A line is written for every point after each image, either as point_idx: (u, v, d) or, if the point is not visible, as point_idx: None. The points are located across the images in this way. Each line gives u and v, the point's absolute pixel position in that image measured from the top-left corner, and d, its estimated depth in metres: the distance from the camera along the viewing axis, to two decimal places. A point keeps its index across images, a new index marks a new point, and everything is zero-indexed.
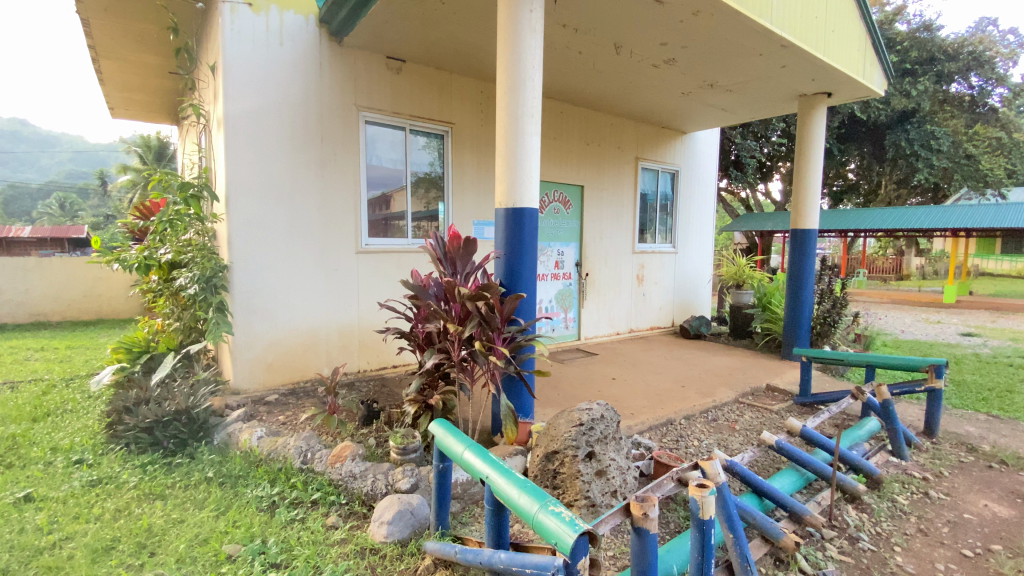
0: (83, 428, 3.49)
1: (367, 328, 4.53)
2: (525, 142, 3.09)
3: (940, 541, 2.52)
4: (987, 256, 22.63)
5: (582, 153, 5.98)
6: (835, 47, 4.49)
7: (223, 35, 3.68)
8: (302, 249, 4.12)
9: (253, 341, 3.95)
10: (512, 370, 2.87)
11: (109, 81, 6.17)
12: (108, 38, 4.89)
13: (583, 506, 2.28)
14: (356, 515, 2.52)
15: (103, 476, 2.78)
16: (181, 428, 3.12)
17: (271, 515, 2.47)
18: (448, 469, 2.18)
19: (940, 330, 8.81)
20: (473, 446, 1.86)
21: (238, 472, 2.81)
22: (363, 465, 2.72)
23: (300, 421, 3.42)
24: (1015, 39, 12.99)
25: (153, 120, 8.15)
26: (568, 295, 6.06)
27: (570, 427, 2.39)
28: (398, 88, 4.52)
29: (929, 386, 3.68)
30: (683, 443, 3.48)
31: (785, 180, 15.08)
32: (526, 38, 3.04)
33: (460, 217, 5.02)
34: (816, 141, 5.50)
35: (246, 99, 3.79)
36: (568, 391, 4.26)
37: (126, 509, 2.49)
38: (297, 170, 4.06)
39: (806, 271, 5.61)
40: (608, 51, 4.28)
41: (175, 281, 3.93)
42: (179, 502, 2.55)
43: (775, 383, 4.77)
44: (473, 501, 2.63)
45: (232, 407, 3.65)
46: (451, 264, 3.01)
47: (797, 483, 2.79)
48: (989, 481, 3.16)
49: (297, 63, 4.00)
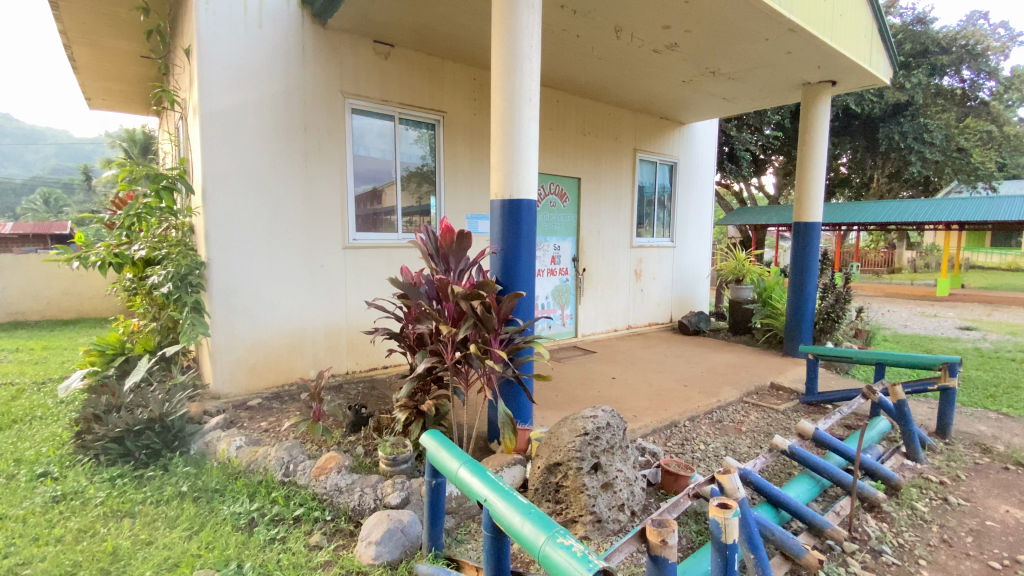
0: (51, 437, 3.26)
1: (354, 328, 4.33)
2: (523, 127, 2.89)
3: (965, 553, 2.36)
4: (976, 249, 22.71)
5: (579, 144, 5.79)
6: (843, 31, 4.31)
7: (197, 16, 3.43)
8: (285, 245, 3.90)
9: (234, 343, 3.73)
10: (510, 374, 2.68)
11: (84, 69, 5.90)
12: (79, 21, 4.61)
13: (588, 523, 2.12)
14: (342, 534, 2.32)
15: (68, 491, 2.57)
16: (154, 438, 2.90)
17: (249, 534, 2.27)
18: (441, 485, 1.96)
19: (938, 324, 8.71)
20: (468, 462, 1.65)
21: (216, 485, 2.60)
22: (350, 478, 2.54)
23: (283, 429, 3.22)
24: (1007, 31, 12.92)
25: (133, 112, 7.85)
26: (565, 291, 5.88)
27: (573, 437, 2.21)
28: (386, 74, 4.29)
29: (943, 385, 3.55)
30: (689, 447, 3.31)
31: (779, 174, 14.99)
32: (524, 15, 2.83)
33: (453, 210, 4.81)
34: (820, 132, 5.34)
35: (222, 84, 3.55)
36: (568, 392, 4.09)
37: (91, 528, 2.29)
38: (279, 161, 3.83)
39: (810, 265, 5.46)
40: (608, 34, 4.08)
41: (148, 279, 3.71)
42: (149, 520, 2.35)
43: (779, 382, 4.60)
44: (469, 516, 2.46)
45: (211, 413, 3.42)
46: (444, 260, 2.79)
47: (812, 491, 2.64)
48: (1007, 484, 3.03)
49: (277, 47, 3.76)
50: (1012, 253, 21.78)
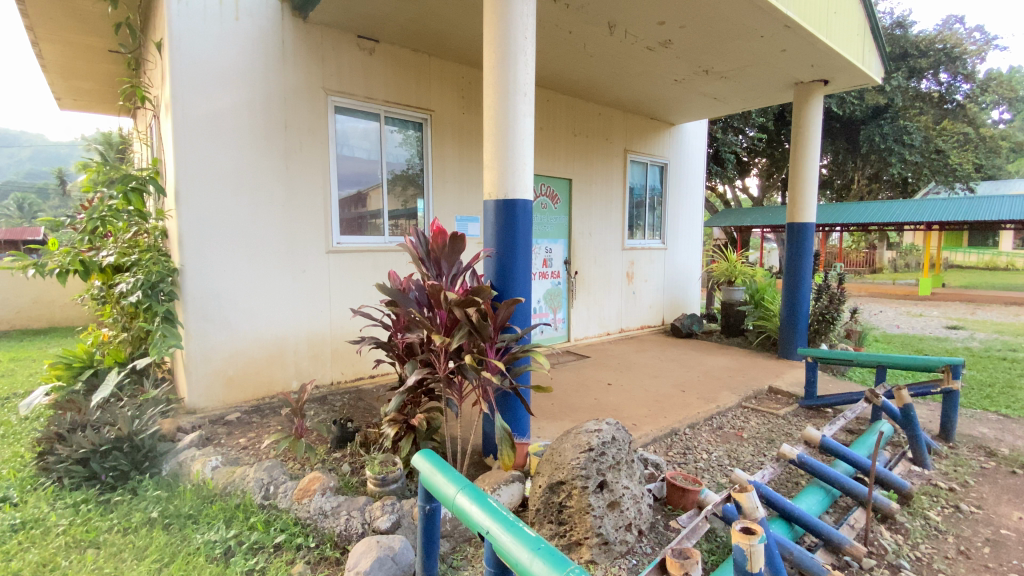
0: (12, 457, 3.02)
1: (339, 336, 4.15)
2: (517, 122, 2.74)
3: (984, 565, 2.26)
4: (954, 249, 23.18)
5: (570, 145, 5.67)
6: (837, 29, 4.25)
7: (168, 8, 3.23)
8: (265, 250, 3.71)
9: (210, 354, 3.52)
10: (507, 385, 2.53)
11: (52, 68, 5.65)
12: (45, 17, 4.38)
13: (595, 546, 1.99)
14: (328, 562, 2.15)
15: (28, 519, 2.33)
16: (122, 458, 2.68)
17: (225, 565, 2.08)
18: (436, 511, 1.74)
19: (926, 323, 8.76)
20: (468, 487, 1.42)
21: (189, 511, 2.40)
22: (336, 500, 2.37)
23: (263, 446, 3.02)
24: (982, 36, 13.18)
25: (106, 112, 7.59)
26: (556, 294, 5.75)
27: (577, 453, 2.05)
28: (372, 72, 4.13)
29: (946, 387, 3.47)
30: (692, 457, 3.18)
31: (762, 176, 15.09)
32: (518, 5, 2.69)
33: (442, 212, 4.65)
34: (814, 131, 5.30)
35: (197, 80, 3.35)
36: (564, 399, 3.94)
37: (52, 561, 2.06)
38: (258, 161, 3.64)
39: (804, 265, 5.40)
40: (601, 31, 3.96)
41: (117, 287, 3.48)
42: (115, 551, 2.14)
43: (777, 385, 4.52)
44: (465, 539, 2.33)
45: (186, 430, 3.20)
46: (435, 264, 2.63)
47: (823, 502, 2.52)
48: (1016, 489, 2.94)
49: (255, 41, 3.57)
50: (988, 252, 22.23)
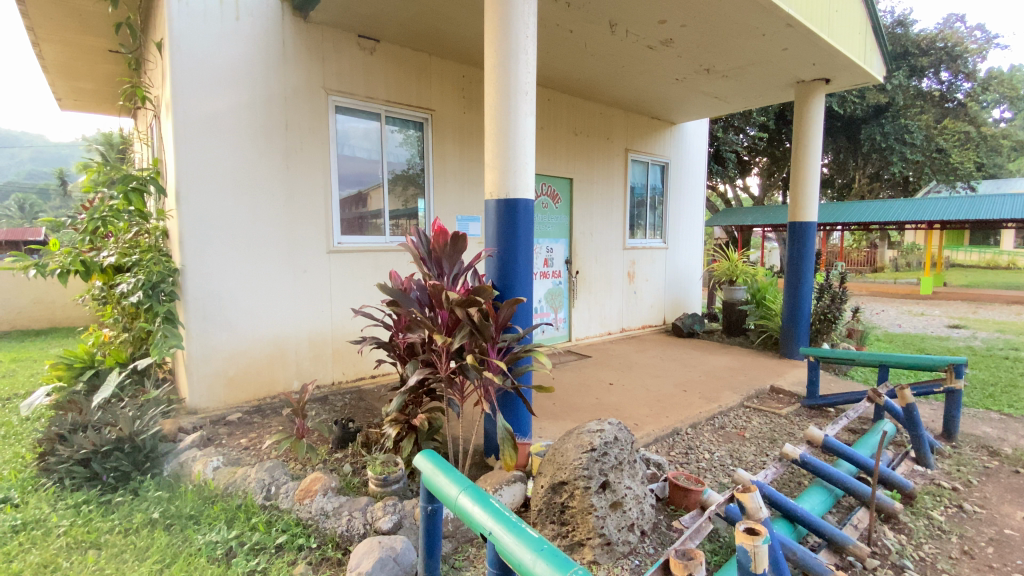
0: (13, 458, 3.02)
1: (340, 336, 4.14)
2: (518, 121, 2.74)
3: (988, 565, 2.25)
4: (955, 248, 23.14)
5: (571, 144, 5.66)
6: (839, 27, 4.24)
7: (168, 8, 3.22)
8: (265, 250, 3.71)
9: (211, 354, 3.52)
10: (509, 385, 2.52)
11: (52, 68, 5.65)
12: (45, 17, 4.37)
13: (598, 547, 1.98)
14: (330, 562, 2.14)
15: (29, 519, 2.33)
16: (123, 459, 2.67)
17: (226, 566, 2.08)
18: (437, 511, 1.72)
19: (928, 322, 8.74)
20: (471, 488, 1.41)
21: (190, 511, 2.39)
22: (337, 501, 2.37)
23: (265, 446, 3.02)
24: (983, 34, 13.15)
25: (105, 112, 7.59)
26: (557, 294, 5.74)
27: (579, 453, 2.05)
28: (372, 72, 4.12)
29: (949, 386, 3.45)
30: (694, 457, 3.17)
31: (763, 176, 15.07)
32: (520, 4, 2.68)
33: (442, 211, 4.65)
34: (815, 130, 5.29)
35: (197, 80, 3.34)
36: (566, 399, 3.93)
37: (53, 562, 2.06)
38: (259, 161, 3.63)
39: (806, 264, 5.37)
40: (602, 30, 3.95)
41: (117, 287, 3.48)
42: (116, 552, 2.13)
43: (779, 385, 4.51)
44: (467, 539, 2.33)
45: (187, 430, 3.19)
46: (436, 264, 2.62)
47: (826, 502, 2.52)
48: (1019, 488, 2.93)
49: (255, 41, 3.56)
50: (989, 252, 22.20)
